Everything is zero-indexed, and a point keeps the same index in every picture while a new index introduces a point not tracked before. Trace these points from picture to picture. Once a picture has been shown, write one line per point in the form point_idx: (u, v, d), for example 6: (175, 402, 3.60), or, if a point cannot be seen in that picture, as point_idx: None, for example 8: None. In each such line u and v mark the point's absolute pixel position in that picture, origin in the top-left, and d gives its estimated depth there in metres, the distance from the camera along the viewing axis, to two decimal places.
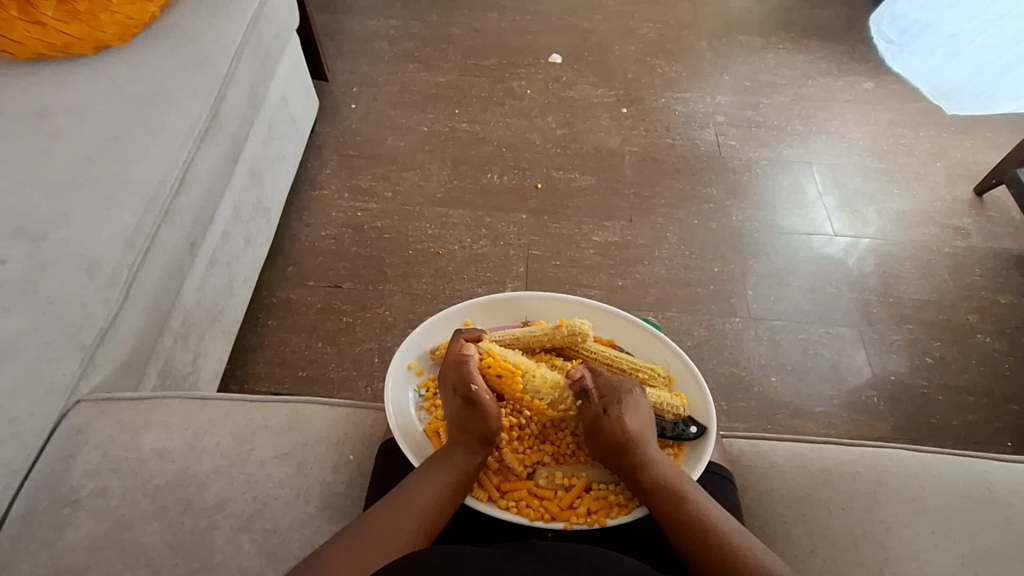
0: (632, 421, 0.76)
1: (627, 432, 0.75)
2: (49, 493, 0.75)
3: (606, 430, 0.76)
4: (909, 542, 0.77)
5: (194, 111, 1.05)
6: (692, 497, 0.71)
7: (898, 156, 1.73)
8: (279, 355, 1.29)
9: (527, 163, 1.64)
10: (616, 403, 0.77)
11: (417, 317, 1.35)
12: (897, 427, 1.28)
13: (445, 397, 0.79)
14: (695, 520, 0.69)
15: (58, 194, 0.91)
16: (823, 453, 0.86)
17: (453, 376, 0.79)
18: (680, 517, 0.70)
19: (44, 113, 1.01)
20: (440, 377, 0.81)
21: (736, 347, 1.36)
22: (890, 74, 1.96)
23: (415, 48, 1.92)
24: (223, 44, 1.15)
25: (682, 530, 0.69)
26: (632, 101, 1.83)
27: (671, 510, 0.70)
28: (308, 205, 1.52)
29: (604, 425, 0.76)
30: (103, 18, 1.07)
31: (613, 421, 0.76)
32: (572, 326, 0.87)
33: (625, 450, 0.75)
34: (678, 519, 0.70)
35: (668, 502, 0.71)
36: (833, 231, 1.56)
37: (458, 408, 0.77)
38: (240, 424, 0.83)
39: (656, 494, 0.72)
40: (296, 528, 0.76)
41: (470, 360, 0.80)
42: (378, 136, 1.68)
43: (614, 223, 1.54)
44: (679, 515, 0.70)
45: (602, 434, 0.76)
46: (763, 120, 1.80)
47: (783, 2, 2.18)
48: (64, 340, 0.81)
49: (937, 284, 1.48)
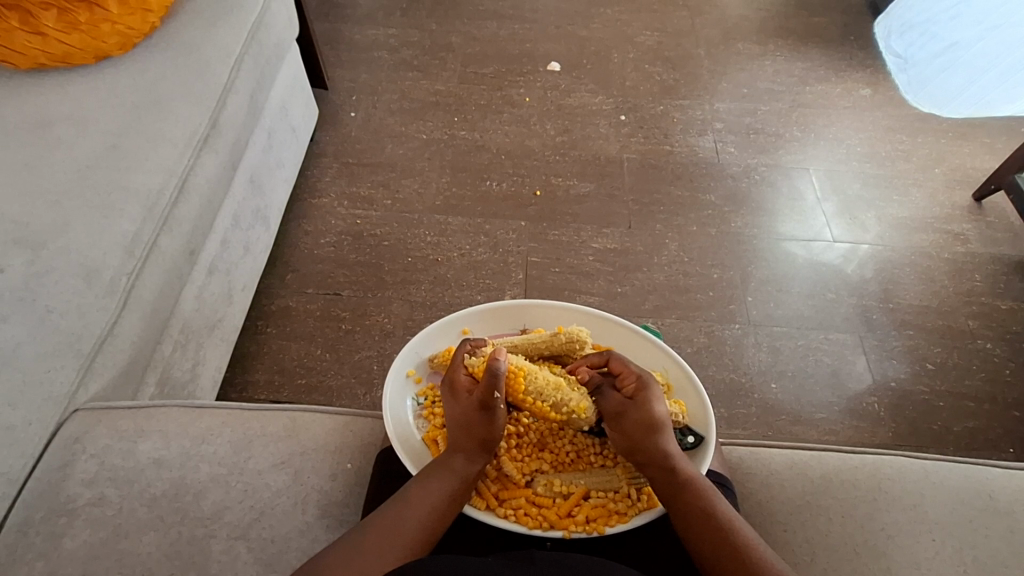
0: (663, 413, 0.76)
1: (650, 422, 0.75)
2: (45, 503, 0.75)
3: (638, 417, 0.76)
4: (911, 550, 0.77)
5: (193, 120, 1.06)
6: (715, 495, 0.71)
7: (896, 162, 1.73)
8: (278, 363, 1.29)
9: (526, 170, 1.65)
10: (646, 393, 0.77)
11: (417, 323, 1.35)
12: (898, 433, 1.28)
13: (455, 400, 0.78)
14: (720, 517, 0.69)
15: (57, 202, 0.92)
16: (823, 461, 0.86)
17: (464, 383, 0.79)
18: (705, 512, 0.69)
19: (44, 122, 1.01)
20: (449, 379, 0.80)
21: (736, 353, 1.35)
22: (888, 81, 1.96)
23: (414, 56, 1.93)
24: (223, 54, 1.15)
25: (708, 524, 0.68)
26: (631, 108, 1.83)
27: (697, 504, 0.70)
28: (307, 213, 1.53)
29: (635, 411, 0.76)
30: (104, 28, 1.08)
31: (637, 410, 0.76)
32: (570, 334, 0.87)
33: (654, 437, 0.74)
34: (703, 513, 0.69)
35: (693, 497, 0.70)
36: (832, 237, 1.56)
37: (472, 405, 0.76)
38: (238, 432, 0.83)
39: (683, 487, 0.71)
40: (295, 537, 0.76)
41: (500, 364, 0.74)
42: (378, 144, 1.69)
43: (613, 230, 1.54)
44: (705, 510, 0.69)
45: (629, 419, 0.76)
46: (762, 127, 1.81)
47: (781, 10, 2.19)
48: (62, 348, 0.81)
49: (937, 290, 1.48)
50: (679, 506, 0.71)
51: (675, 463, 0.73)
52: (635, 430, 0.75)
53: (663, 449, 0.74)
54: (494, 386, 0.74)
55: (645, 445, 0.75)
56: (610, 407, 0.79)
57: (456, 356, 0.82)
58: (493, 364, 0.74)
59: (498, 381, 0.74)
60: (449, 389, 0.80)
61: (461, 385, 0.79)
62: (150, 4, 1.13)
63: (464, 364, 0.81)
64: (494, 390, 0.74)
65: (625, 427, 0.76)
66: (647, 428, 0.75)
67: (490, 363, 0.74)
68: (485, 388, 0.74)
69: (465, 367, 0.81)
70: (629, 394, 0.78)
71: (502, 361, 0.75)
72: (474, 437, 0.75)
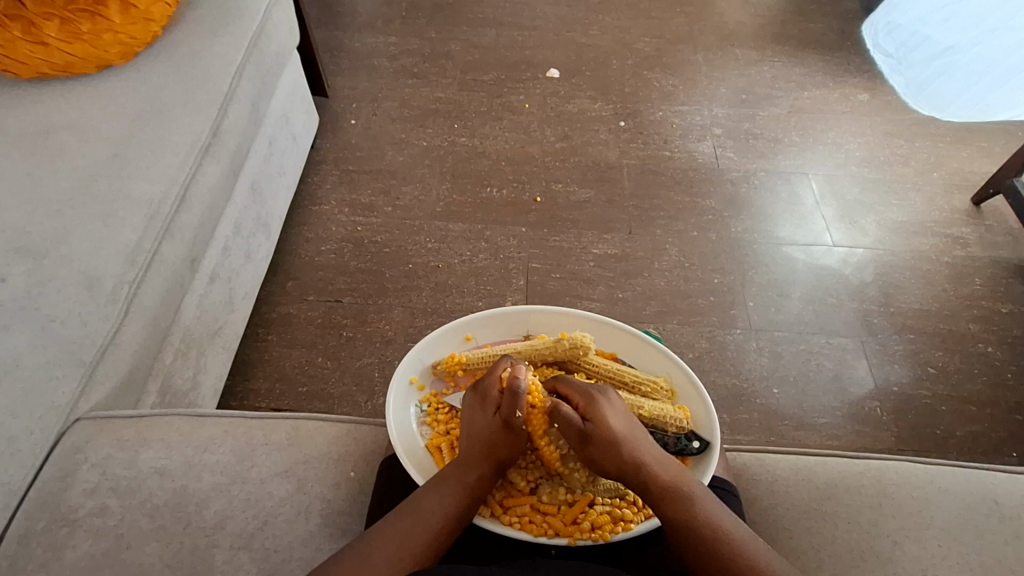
0: (617, 421, 0.76)
1: (613, 435, 0.74)
2: (47, 513, 0.74)
3: (595, 437, 0.74)
4: (918, 556, 0.77)
5: (195, 128, 1.06)
6: (700, 498, 0.70)
7: (895, 166, 1.74)
8: (278, 371, 1.29)
9: (526, 177, 1.65)
10: (596, 407, 0.77)
11: (418, 331, 1.35)
12: (901, 438, 1.27)
13: (481, 414, 0.78)
14: (708, 524, 0.67)
15: (60, 211, 0.91)
16: (828, 466, 0.85)
17: (495, 396, 0.79)
18: (689, 524, 0.68)
19: (46, 131, 1.01)
20: (480, 391, 0.80)
21: (737, 358, 1.35)
22: (886, 86, 1.97)
23: (414, 64, 1.93)
24: (225, 63, 1.16)
25: (693, 534, 0.67)
26: (630, 114, 1.84)
27: (681, 515, 0.68)
28: (308, 221, 1.53)
29: (591, 431, 0.75)
30: (106, 37, 1.08)
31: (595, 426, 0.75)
32: (573, 339, 0.88)
33: (619, 450, 0.73)
34: (688, 524, 0.68)
35: (677, 508, 0.69)
36: (832, 241, 1.57)
37: (494, 425, 0.76)
38: (240, 440, 0.82)
39: (672, 501, 0.70)
40: (297, 547, 0.75)
41: (521, 385, 0.76)
42: (378, 151, 1.69)
43: (613, 235, 1.54)
44: (688, 520, 0.68)
45: (587, 442, 0.74)
46: (761, 133, 1.81)
47: (778, 16, 2.20)
48: (63, 357, 0.80)
49: (937, 293, 1.48)
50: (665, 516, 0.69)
51: (647, 470, 0.72)
52: (599, 450, 0.74)
53: (632, 459, 0.73)
54: (515, 403, 0.75)
55: (612, 464, 0.74)
56: (565, 429, 0.76)
57: (495, 367, 0.82)
58: (515, 382, 0.76)
59: (518, 399, 0.76)
60: (479, 398, 0.80)
61: (490, 398, 0.79)
62: (151, 13, 1.13)
63: (500, 377, 0.81)
64: (515, 408, 0.75)
65: (587, 450, 0.75)
66: (609, 445, 0.74)
67: (511, 382, 0.77)
68: (507, 405, 0.76)
69: (500, 379, 0.81)
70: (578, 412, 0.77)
71: (521, 381, 0.77)
72: (495, 456, 0.75)
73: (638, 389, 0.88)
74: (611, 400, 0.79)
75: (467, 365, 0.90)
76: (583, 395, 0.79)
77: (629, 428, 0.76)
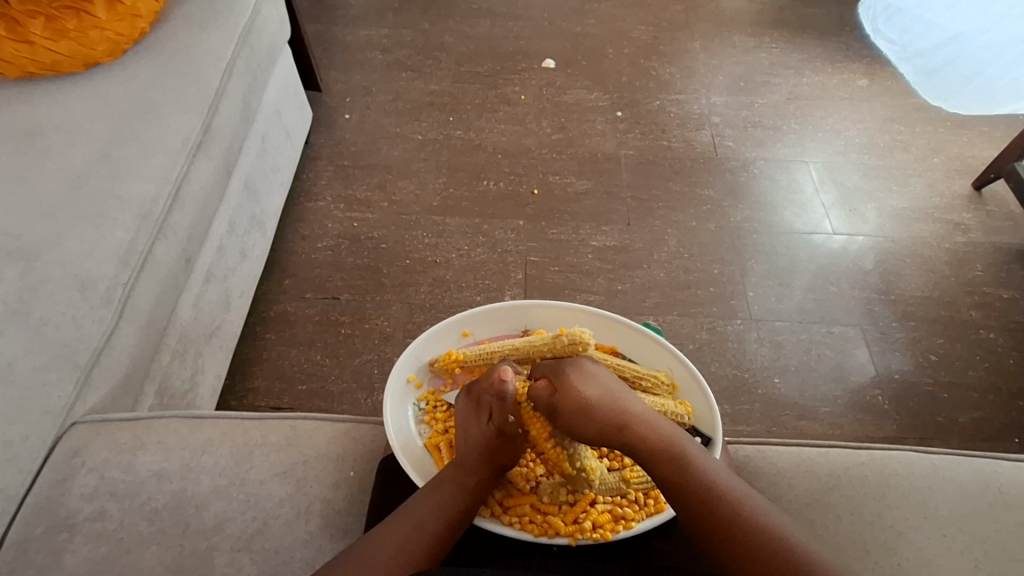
0: (591, 389, 0.75)
1: (585, 402, 0.74)
2: (46, 518, 0.74)
3: (568, 406, 0.74)
4: (921, 545, 0.76)
5: (186, 126, 1.05)
6: (696, 459, 0.69)
7: (895, 152, 1.73)
8: (278, 370, 1.28)
9: (523, 169, 1.64)
10: (563, 382, 0.76)
11: (417, 326, 1.34)
12: (904, 427, 1.27)
13: (477, 422, 0.79)
14: (706, 489, 0.66)
15: (50, 213, 0.90)
16: (830, 458, 0.85)
17: (487, 399, 0.79)
18: (686, 489, 0.67)
19: (36, 131, 1.00)
20: (476, 397, 0.81)
21: (738, 349, 1.35)
22: (885, 71, 1.95)
23: (408, 56, 1.91)
24: (215, 59, 1.14)
25: (692, 500, 0.66)
26: (627, 104, 1.82)
27: (678, 480, 0.68)
28: (303, 217, 1.52)
29: (562, 403, 0.75)
30: (92, 35, 1.06)
31: (565, 397, 0.75)
32: (572, 335, 0.86)
33: (596, 417, 0.73)
34: (683, 489, 0.67)
35: (672, 473, 0.68)
36: (832, 229, 1.56)
37: (487, 432, 0.76)
38: (238, 441, 0.82)
39: (663, 464, 0.69)
40: (299, 548, 0.75)
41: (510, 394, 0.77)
42: (373, 146, 1.67)
43: (612, 227, 1.53)
44: (685, 484, 0.67)
45: (563, 413, 0.74)
46: (760, 120, 1.80)
47: (775, 2, 2.17)
48: (59, 361, 0.79)
49: (938, 280, 1.47)
50: (660, 478, 0.69)
51: (633, 432, 0.72)
52: (574, 420, 0.74)
53: (613, 421, 0.73)
54: (501, 409, 0.76)
55: (592, 430, 0.73)
56: (540, 407, 0.77)
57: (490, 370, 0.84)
58: (502, 386, 0.77)
59: (504, 404, 0.77)
60: (474, 403, 0.81)
61: (483, 402, 0.80)
62: (138, 9, 1.12)
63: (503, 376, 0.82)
64: (508, 414, 0.76)
65: (564, 423, 0.75)
66: (583, 412, 0.73)
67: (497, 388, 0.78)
68: (498, 412, 0.77)
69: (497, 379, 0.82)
70: (552, 387, 0.77)
71: (510, 385, 0.77)
72: (493, 461, 0.75)
73: (639, 384, 0.87)
74: (583, 369, 0.78)
75: (464, 363, 0.91)
76: (554, 370, 0.79)
77: (603, 389, 0.76)
